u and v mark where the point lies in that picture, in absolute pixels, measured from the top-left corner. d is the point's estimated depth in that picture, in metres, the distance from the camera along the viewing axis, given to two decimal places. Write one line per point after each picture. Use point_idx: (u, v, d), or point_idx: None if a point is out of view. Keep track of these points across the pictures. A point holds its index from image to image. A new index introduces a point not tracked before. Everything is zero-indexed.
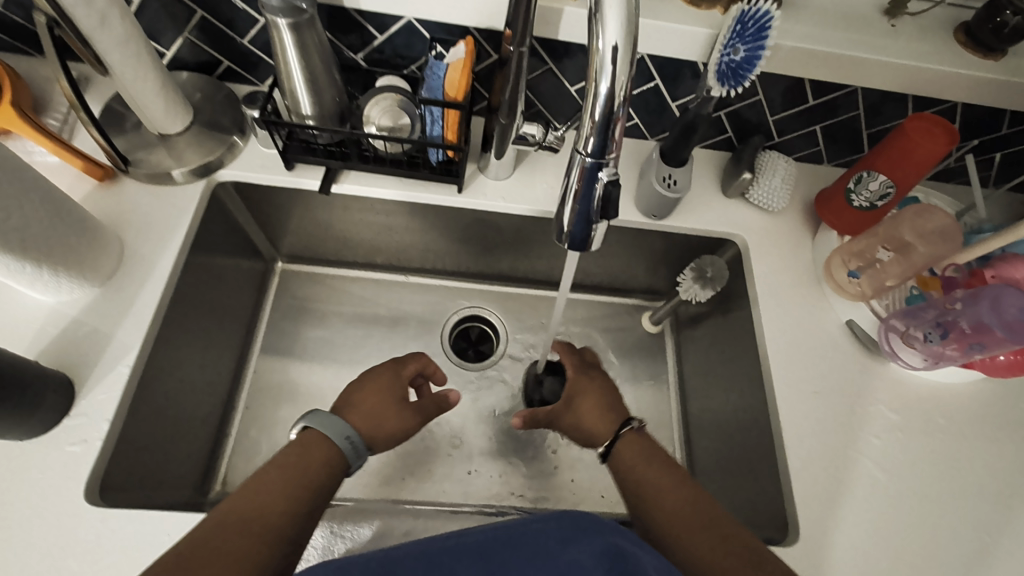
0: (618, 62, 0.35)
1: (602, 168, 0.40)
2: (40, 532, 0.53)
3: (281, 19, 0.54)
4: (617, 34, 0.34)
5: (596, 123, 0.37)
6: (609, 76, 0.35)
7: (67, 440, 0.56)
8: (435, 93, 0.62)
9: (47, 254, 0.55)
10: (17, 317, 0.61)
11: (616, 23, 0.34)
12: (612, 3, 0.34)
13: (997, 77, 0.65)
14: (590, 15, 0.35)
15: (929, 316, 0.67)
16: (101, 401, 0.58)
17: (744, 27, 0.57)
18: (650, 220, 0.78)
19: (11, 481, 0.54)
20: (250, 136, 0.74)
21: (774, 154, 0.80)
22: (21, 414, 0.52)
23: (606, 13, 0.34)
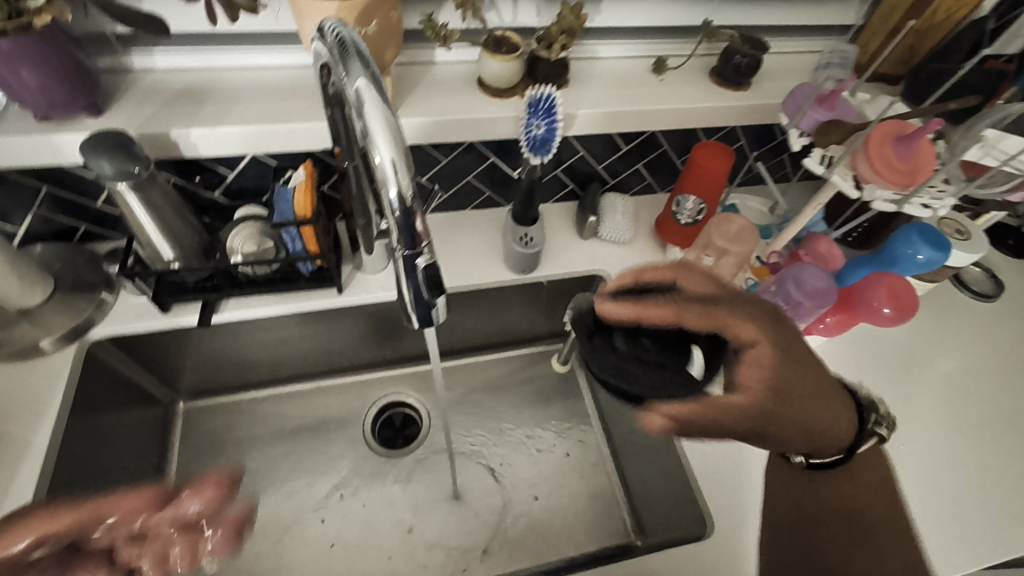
0: (395, 169, 0.42)
1: (418, 256, 0.47)
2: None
3: (120, 182, 0.58)
4: (388, 152, 0.41)
5: (399, 219, 0.44)
6: (392, 183, 0.42)
7: None
8: (287, 216, 0.68)
9: None
10: None
11: (385, 143, 0.41)
12: (378, 129, 0.41)
13: (757, 100, 0.79)
14: (364, 134, 0.42)
15: (764, 301, 0.77)
16: None
17: (537, 107, 0.69)
18: (522, 275, 0.88)
19: None
20: (119, 289, 0.75)
21: (612, 195, 0.93)
22: None
23: (375, 134, 0.41)
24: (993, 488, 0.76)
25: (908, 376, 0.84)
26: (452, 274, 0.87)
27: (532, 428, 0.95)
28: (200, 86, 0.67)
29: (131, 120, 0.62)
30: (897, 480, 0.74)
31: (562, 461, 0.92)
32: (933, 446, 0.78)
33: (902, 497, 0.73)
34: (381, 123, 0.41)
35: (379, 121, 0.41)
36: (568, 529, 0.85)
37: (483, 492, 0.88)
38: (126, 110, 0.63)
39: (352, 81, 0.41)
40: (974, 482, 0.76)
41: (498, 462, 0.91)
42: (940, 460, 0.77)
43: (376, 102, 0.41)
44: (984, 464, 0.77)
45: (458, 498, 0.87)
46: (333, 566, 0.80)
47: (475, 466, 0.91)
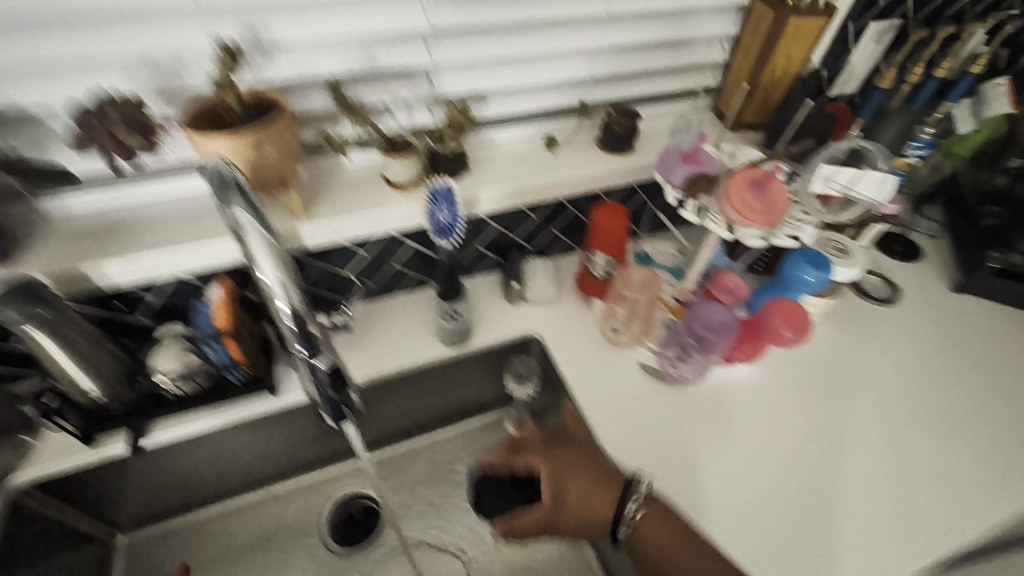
0: (277, 284, 0.50)
1: (318, 357, 0.56)
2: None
3: (29, 326, 0.60)
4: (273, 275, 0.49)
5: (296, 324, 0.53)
6: (280, 301, 0.51)
7: None
8: (207, 327, 0.73)
9: None
10: None
11: (269, 268, 0.49)
12: (261, 257, 0.49)
13: (639, 161, 0.88)
14: (249, 258, 0.49)
15: (675, 339, 0.83)
16: None
17: (439, 198, 0.76)
18: (456, 349, 0.91)
19: None
20: (41, 428, 0.74)
21: (533, 260, 0.99)
22: None
23: (261, 261, 0.49)
24: (941, 491, 0.78)
25: (850, 391, 0.88)
26: (388, 357, 0.90)
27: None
28: (116, 220, 0.70)
29: (47, 262, 0.65)
30: (844, 494, 0.77)
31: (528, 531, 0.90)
32: (869, 452, 0.82)
33: (851, 510, 0.76)
34: (266, 253, 0.48)
35: (263, 248, 0.48)
36: None
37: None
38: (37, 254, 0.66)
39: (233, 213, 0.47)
40: (924, 486, 0.79)
41: (461, 540, 0.90)
42: (884, 468, 0.80)
43: (258, 231, 0.48)
44: (931, 468, 0.81)
45: None
46: None
47: (439, 549, 0.89)
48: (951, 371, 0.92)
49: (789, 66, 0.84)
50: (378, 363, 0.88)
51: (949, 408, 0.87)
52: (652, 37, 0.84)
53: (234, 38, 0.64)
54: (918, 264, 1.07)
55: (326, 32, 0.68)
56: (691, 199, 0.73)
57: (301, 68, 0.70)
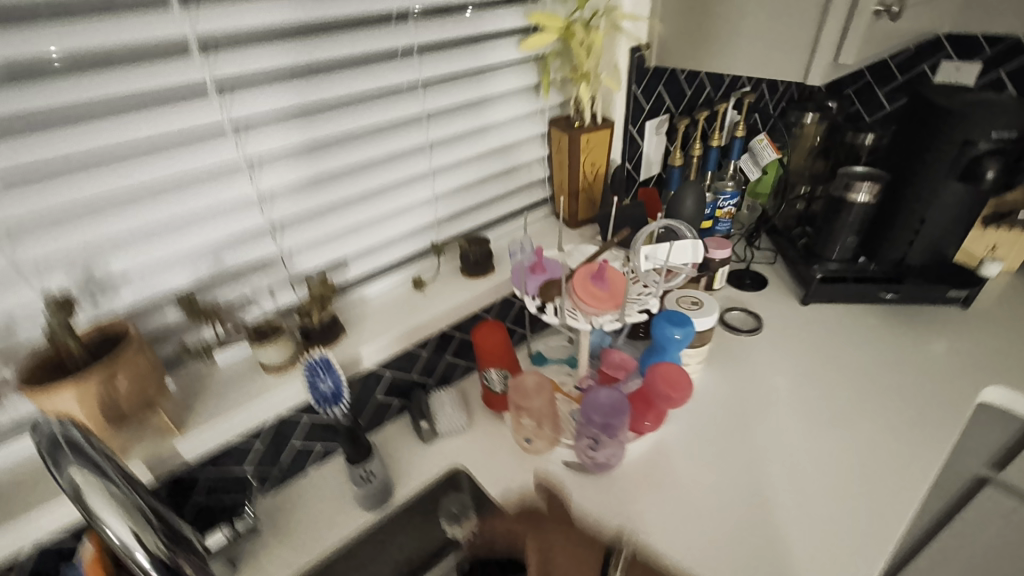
0: (123, 527, 0.51)
1: None
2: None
3: None
4: (117, 522, 0.50)
5: (153, 567, 0.52)
6: (135, 549, 0.51)
7: None
8: None
9: None
10: None
11: (114, 517, 0.50)
12: (104, 509, 0.50)
13: (501, 277, 0.97)
14: (90, 516, 0.50)
15: (585, 432, 0.85)
16: None
17: (317, 369, 0.76)
18: (381, 510, 0.87)
19: None
20: None
21: (437, 392, 1.01)
22: None
23: (102, 513, 0.50)
24: (863, 486, 0.83)
25: (756, 422, 0.94)
26: (309, 544, 0.84)
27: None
28: None
29: None
30: (785, 523, 0.79)
31: None
32: (792, 472, 0.86)
33: (796, 538, 0.78)
34: (110, 503, 0.50)
35: (103, 499, 0.50)
36: None
37: None
38: None
39: (67, 479, 0.49)
40: (848, 487, 0.84)
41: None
42: (810, 482, 0.84)
43: (95, 483, 0.50)
44: (845, 467, 0.86)
45: None
46: None
47: None
48: (828, 375, 1.01)
49: (598, 170, 0.99)
50: (298, 554, 0.82)
51: (839, 407, 0.95)
52: (479, 175, 0.97)
53: (68, 288, 0.65)
54: (768, 288, 1.22)
55: (168, 252, 0.71)
56: (548, 303, 0.81)
57: (150, 289, 0.72)
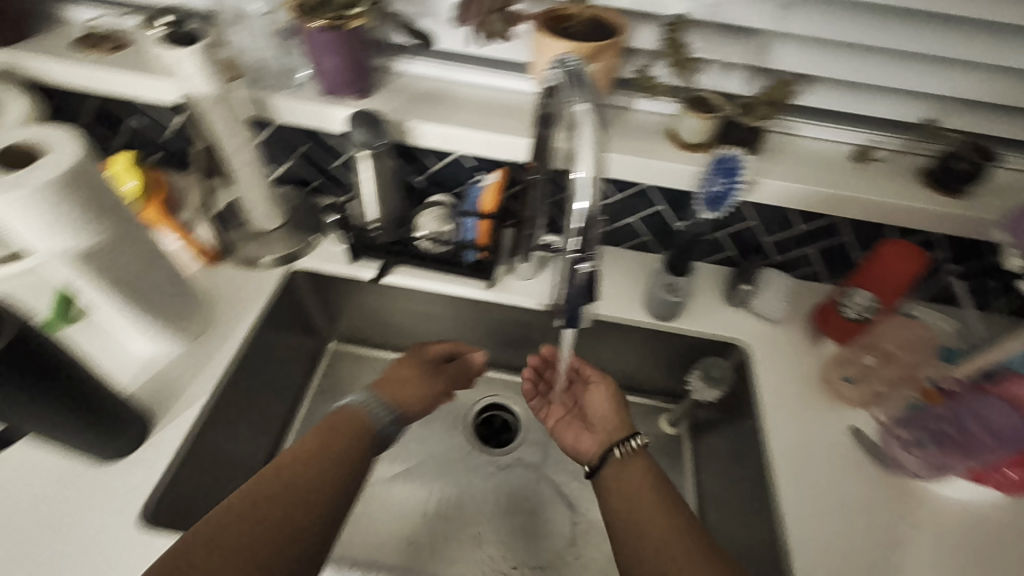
0: (589, 188, 0.46)
1: (583, 264, 0.50)
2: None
3: (362, 151, 0.72)
4: (583, 170, 0.46)
5: (571, 262, 0.50)
6: (583, 201, 0.46)
7: (135, 468, 0.67)
8: (472, 207, 0.78)
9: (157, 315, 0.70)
10: (123, 360, 0.74)
11: (590, 158, 0.45)
12: (588, 145, 0.45)
13: (965, 211, 0.73)
14: (572, 144, 0.47)
15: (926, 424, 0.69)
16: (171, 435, 0.70)
17: (725, 166, 0.68)
18: (657, 321, 0.87)
19: (76, 495, 0.65)
20: (325, 235, 0.89)
21: (773, 272, 0.87)
22: (105, 440, 0.64)
23: (581, 152, 0.46)
24: None
25: None
26: (607, 305, 0.88)
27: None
28: (435, 89, 0.79)
29: (385, 105, 0.76)
30: None
31: None
32: None
33: None
34: (589, 138, 0.46)
35: (590, 136, 0.46)
36: None
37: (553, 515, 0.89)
38: (386, 96, 0.78)
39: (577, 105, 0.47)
40: None
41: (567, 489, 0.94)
42: None
43: (589, 112, 0.47)
44: None
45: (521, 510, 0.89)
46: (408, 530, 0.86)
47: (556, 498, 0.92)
48: None
49: None
50: (601, 308, 0.87)
51: None
52: None
53: None
54: None
55: None
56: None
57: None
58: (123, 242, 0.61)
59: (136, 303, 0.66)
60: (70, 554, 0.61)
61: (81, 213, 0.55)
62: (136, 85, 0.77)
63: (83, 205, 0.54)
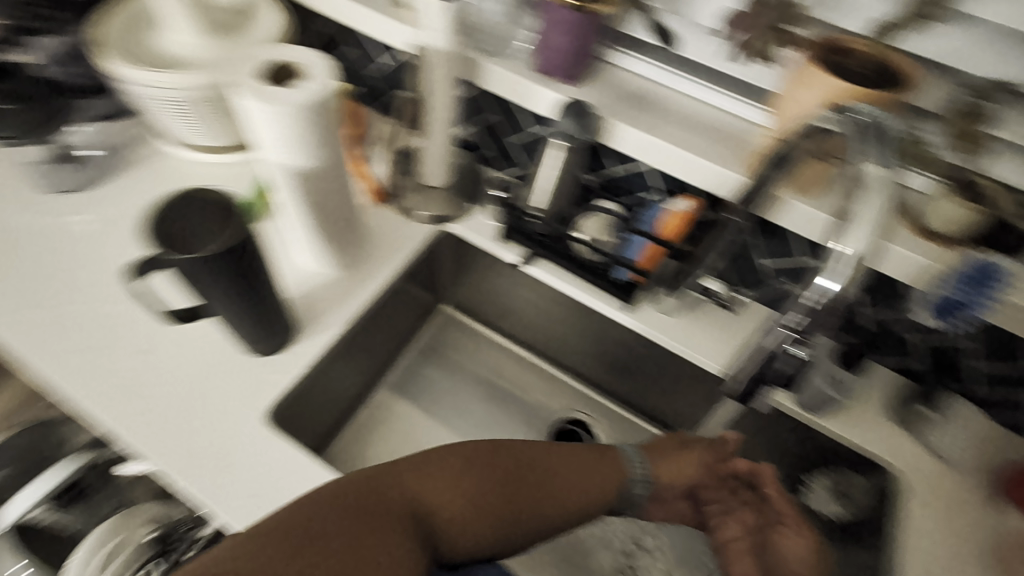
0: (854, 269, 0.43)
1: (792, 341, 0.49)
2: (190, 448, 0.68)
3: (565, 142, 0.72)
4: (861, 246, 0.43)
5: (783, 336, 0.50)
6: (833, 277, 0.44)
7: (275, 366, 0.74)
8: (646, 226, 0.75)
9: (331, 239, 0.76)
10: (289, 268, 0.81)
11: (861, 238, 0.43)
12: (862, 224, 0.43)
13: None
14: (843, 217, 0.45)
15: None
16: (307, 348, 0.76)
17: (972, 275, 0.59)
18: (805, 415, 0.73)
19: (226, 369, 0.73)
20: (483, 206, 0.90)
21: (961, 402, 0.73)
22: (265, 332, 0.71)
23: (857, 226, 0.43)
24: None
25: None
26: None
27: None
28: (649, 95, 0.75)
29: (591, 97, 0.74)
30: None
31: None
32: None
33: None
34: (870, 220, 0.43)
35: (873, 213, 0.44)
36: None
37: None
38: (593, 89, 0.75)
39: (867, 167, 0.45)
40: None
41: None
42: None
43: (880, 191, 0.44)
44: None
45: None
46: None
47: None
48: None
49: None
50: None
51: None
52: None
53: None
54: None
55: None
56: None
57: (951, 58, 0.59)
58: (330, 170, 0.66)
59: (315, 225, 0.72)
60: (197, 419, 0.70)
61: (316, 137, 0.59)
62: (371, 22, 0.82)
63: (321, 130, 0.59)
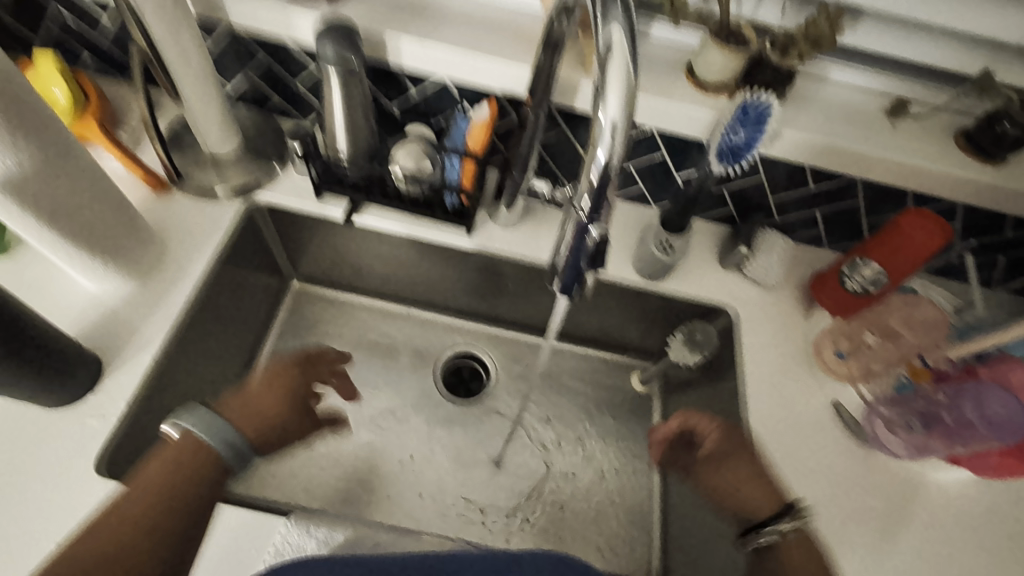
0: (618, 135, 0.41)
1: (594, 223, 0.46)
2: (6, 541, 0.54)
3: (332, 68, 0.60)
4: (617, 112, 0.40)
5: (579, 222, 0.46)
6: (605, 146, 0.42)
7: (88, 411, 0.60)
8: (457, 143, 0.70)
9: (104, 249, 0.61)
10: (66, 298, 0.66)
11: (616, 103, 0.40)
12: (613, 88, 0.40)
13: (993, 181, 0.68)
14: (596, 83, 0.41)
15: (914, 407, 0.67)
16: (124, 380, 0.62)
17: (745, 113, 0.61)
18: (646, 281, 0.81)
19: (14, 439, 0.57)
20: (289, 165, 0.80)
21: (773, 233, 0.82)
22: (54, 383, 0.56)
23: (608, 92, 0.40)
24: None
25: None
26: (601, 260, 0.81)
27: (584, 441, 0.95)
28: None
29: (358, 14, 0.66)
30: None
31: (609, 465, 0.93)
32: None
33: None
34: (620, 79, 0.40)
35: (618, 74, 0.40)
36: (580, 526, 0.88)
37: (520, 462, 0.92)
38: (358, 3, 0.66)
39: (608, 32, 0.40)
40: None
41: (534, 439, 0.94)
42: None
43: (622, 55, 0.40)
44: None
45: (489, 461, 0.92)
46: (364, 469, 0.88)
47: (524, 447, 0.93)
48: None
49: None
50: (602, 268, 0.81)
51: None
52: None
53: None
54: None
55: None
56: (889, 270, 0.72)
57: None
58: (50, 163, 0.51)
59: (69, 237, 0.57)
60: (6, 504, 0.55)
61: None
62: None
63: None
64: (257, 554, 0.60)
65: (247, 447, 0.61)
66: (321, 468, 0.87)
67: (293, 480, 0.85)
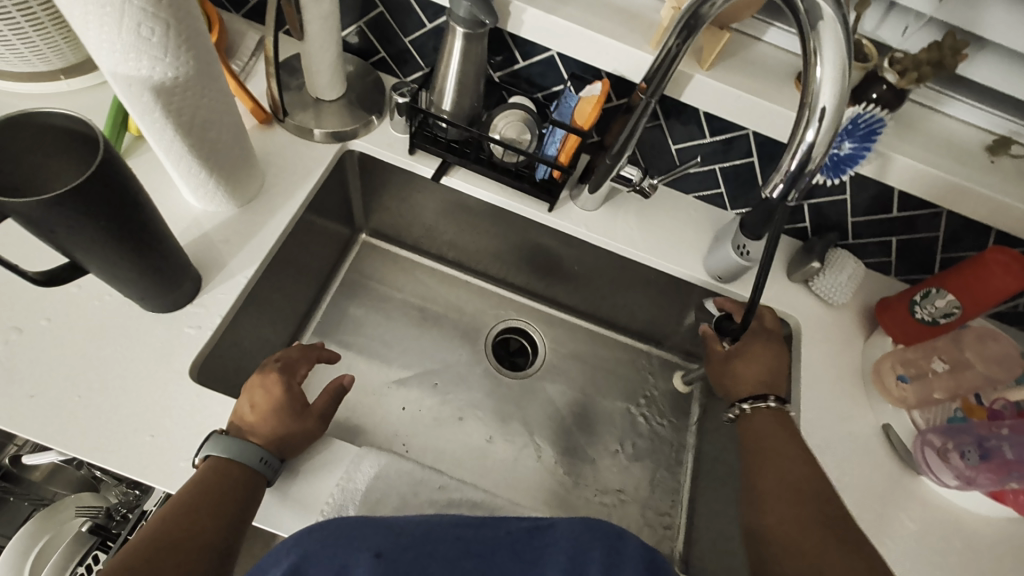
0: (825, 121, 0.42)
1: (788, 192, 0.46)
2: (101, 427, 0.56)
3: (463, 28, 0.64)
4: (830, 97, 0.41)
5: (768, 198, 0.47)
6: (817, 126, 0.42)
7: (186, 321, 0.63)
8: (563, 118, 0.72)
9: (219, 170, 0.64)
10: (170, 212, 0.69)
11: (833, 89, 0.41)
12: (831, 72, 0.41)
13: None
14: (806, 54, 0.42)
15: (970, 438, 0.69)
16: (220, 297, 0.65)
17: (855, 126, 0.62)
18: (714, 282, 0.82)
19: (115, 336, 0.61)
20: (385, 118, 0.82)
21: (844, 253, 0.82)
22: (164, 287, 0.59)
23: (823, 80, 0.41)
24: None
25: None
26: (673, 254, 0.82)
27: (620, 430, 0.97)
28: None
29: None
30: None
31: (642, 456, 0.95)
32: None
33: None
34: (833, 46, 0.41)
35: (834, 51, 0.41)
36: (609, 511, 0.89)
37: (556, 440, 0.94)
38: None
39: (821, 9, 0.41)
40: None
41: (573, 420, 0.96)
42: None
43: (837, 26, 0.41)
44: None
45: (526, 434, 0.94)
46: (408, 422, 0.91)
47: (563, 426, 0.96)
48: None
49: None
50: (672, 263, 0.82)
51: None
52: None
53: None
54: None
55: None
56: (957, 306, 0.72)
57: None
58: (199, 82, 0.53)
59: (196, 153, 0.60)
60: (102, 394, 0.58)
61: (166, 35, 0.47)
62: None
63: (171, 23, 0.47)
64: (320, 496, 0.58)
65: (274, 455, 0.56)
66: (368, 415, 0.90)
67: (341, 422, 0.88)
